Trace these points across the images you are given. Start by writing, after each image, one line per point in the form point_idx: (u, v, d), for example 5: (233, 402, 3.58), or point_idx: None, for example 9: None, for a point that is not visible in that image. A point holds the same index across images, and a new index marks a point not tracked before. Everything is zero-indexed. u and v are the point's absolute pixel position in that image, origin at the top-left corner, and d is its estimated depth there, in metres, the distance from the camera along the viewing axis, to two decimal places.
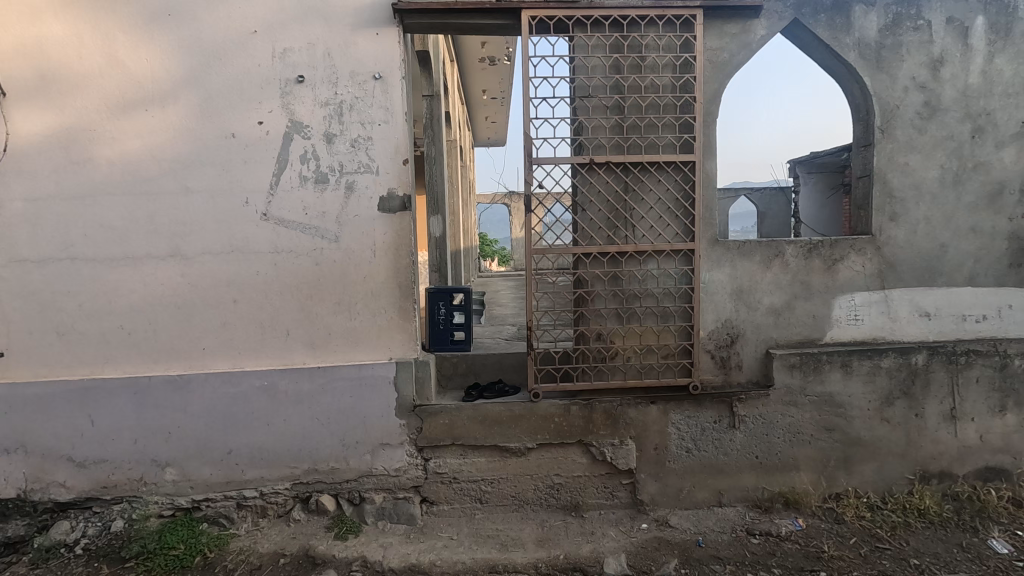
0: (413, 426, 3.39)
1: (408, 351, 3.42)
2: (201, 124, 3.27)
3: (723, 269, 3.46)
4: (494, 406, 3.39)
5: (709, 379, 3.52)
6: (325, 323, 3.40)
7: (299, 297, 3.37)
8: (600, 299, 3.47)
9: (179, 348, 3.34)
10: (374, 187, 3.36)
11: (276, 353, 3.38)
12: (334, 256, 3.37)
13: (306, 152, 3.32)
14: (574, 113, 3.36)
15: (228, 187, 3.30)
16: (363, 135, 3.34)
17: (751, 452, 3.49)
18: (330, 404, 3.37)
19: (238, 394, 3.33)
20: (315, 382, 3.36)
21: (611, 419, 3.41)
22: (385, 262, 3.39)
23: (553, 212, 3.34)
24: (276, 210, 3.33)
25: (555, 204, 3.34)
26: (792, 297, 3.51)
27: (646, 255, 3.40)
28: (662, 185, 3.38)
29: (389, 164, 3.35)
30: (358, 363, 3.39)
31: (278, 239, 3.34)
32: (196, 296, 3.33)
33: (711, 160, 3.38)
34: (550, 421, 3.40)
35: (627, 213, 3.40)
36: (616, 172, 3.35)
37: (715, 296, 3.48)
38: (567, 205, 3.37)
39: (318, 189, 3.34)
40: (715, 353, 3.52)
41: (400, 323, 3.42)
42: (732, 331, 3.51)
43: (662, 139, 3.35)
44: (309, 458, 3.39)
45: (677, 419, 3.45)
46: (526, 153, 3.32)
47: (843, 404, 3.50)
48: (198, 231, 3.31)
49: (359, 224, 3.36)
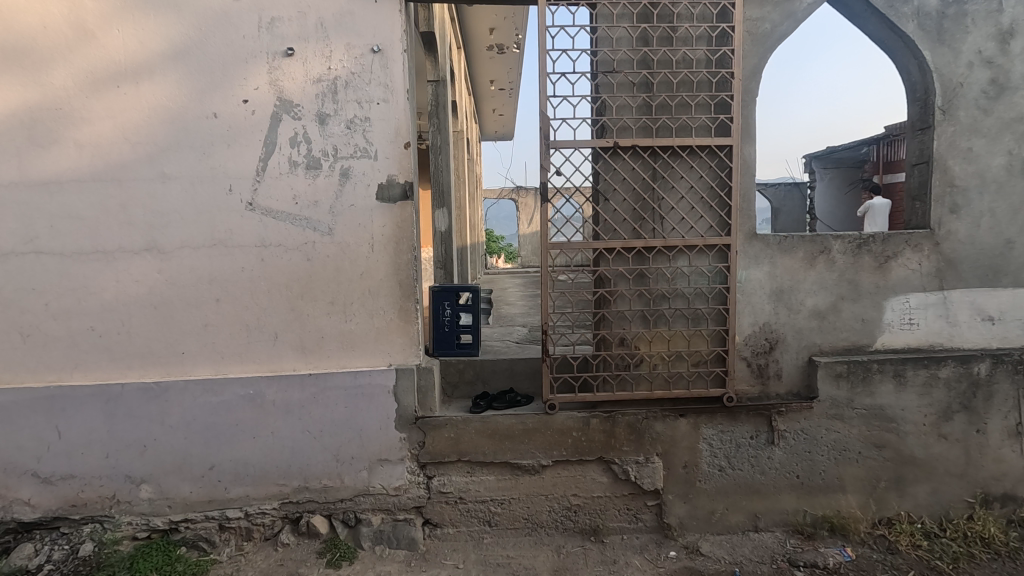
0: (415, 440, 3.05)
1: (410, 357, 3.08)
2: (180, 103, 2.93)
3: (762, 267, 3.10)
4: (505, 419, 3.04)
5: (745, 389, 3.15)
6: (317, 325, 3.06)
7: (288, 296, 3.04)
8: (623, 299, 3.10)
9: (156, 353, 3.01)
10: (371, 174, 3.01)
11: (263, 358, 3.05)
12: (327, 251, 3.03)
13: (296, 135, 2.97)
14: (597, 91, 2.98)
15: (210, 173, 2.96)
16: (360, 116, 2.99)
17: (791, 471, 3.13)
18: (323, 415, 3.03)
19: (220, 404, 3.00)
20: (306, 391, 3.02)
21: (635, 434, 3.06)
22: (384, 258, 3.05)
23: (562, 211, 2.89)
24: (263, 199, 2.99)
25: (566, 201, 2.88)
26: (838, 298, 3.14)
27: (675, 251, 3.04)
28: (695, 172, 3.02)
29: (388, 148, 3.00)
30: (354, 370, 3.05)
31: (265, 233, 3.00)
32: (175, 295, 3.00)
33: (749, 145, 3.03)
34: (568, 435, 3.05)
35: (656, 203, 3.03)
36: (643, 157, 2.99)
37: (752, 297, 3.11)
38: (579, 204, 2.91)
39: (309, 175, 2.99)
40: (752, 360, 3.15)
41: (401, 326, 3.08)
42: (771, 335, 3.14)
43: (695, 120, 3.00)
44: (299, 474, 3.05)
45: (708, 434, 3.10)
46: (542, 136, 2.96)
47: (895, 418, 3.13)
48: (177, 222, 2.98)
49: (355, 215, 3.02)
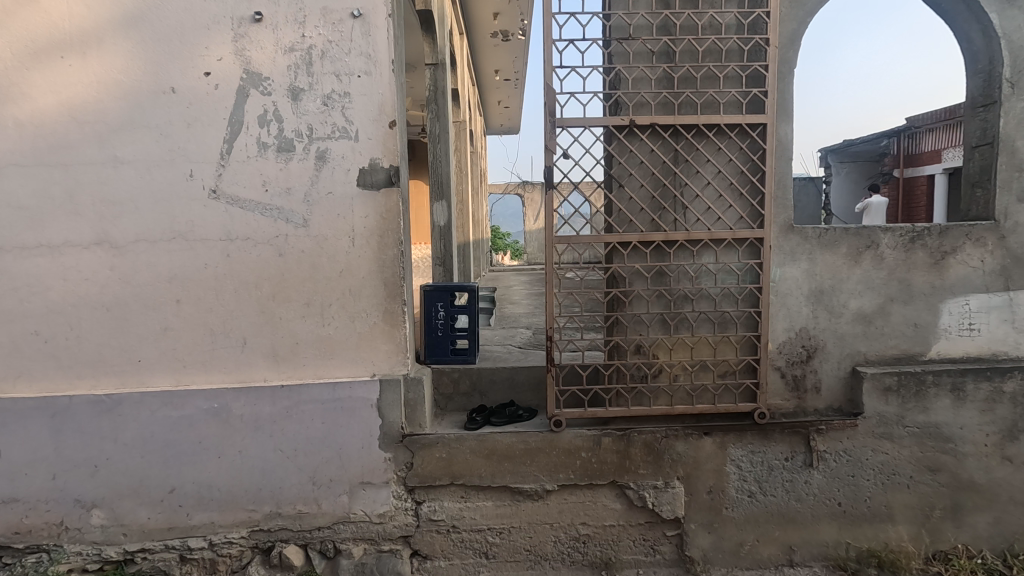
0: (402, 461, 2.69)
1: (397, 366, 2.72)
2: (133, 76, 2.56)
3: (799, 264, 2.70)
4: (504, 438, 2.67)
5: (779, 404, 2.76)
6: (292, 330, 2.69)
7: (258, 296, 2.67)
8: (640, 301, 2.70)
9: (108, 361, 2.65)
10: (351, 157, 2.64)
11: (231, 367, 2.69)
12: (302, 246, 2.66)
13: (266, 112, 2.60)
14: (610, 61, 2.58)
15: (169, 157, 2.60)
16: (338, 90, 2.61)
17: (832, 498, 2.73)
18: (297, 432, 2.67)
19: (181, 419, 2.64)
20: (278, 405, 2.66)
21: (653, 455, 2.68)
22: (366, 254, 2.68)
23: (570, 204, 2.56)
24: (228, 185, 2.62)
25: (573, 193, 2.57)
26: (886, 300, 2.74)
27: (699, 246, 2.65)
28: (723, 155, 2.63)
29: (371, 127, 2.63)
30: (333, 381, 2.69)
31: (231, 225, 2.64)
32: (130, 295, 2.64)
33: (786, 123, 2.63)
34: (576, 456, 2.67)
35: (678, 190, 2.63)
36: (664, 137, 2.60)
37: (787, 299, 2.72)
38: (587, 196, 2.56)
39: (280, 159, 2.62)
40: (787, 371, 2.75)
41: (386, 331, 2.71)
42: (809, 343, 2.74)
43: (724, 95, 2.60)
44: (271, 499, 2.69)
45: (737, 455, 2.70)
46: (548, 112, 2.57)
47: (953, 438, 2.72)
48: (131, 212, 2.61)
49: (333, 204, 2.65)
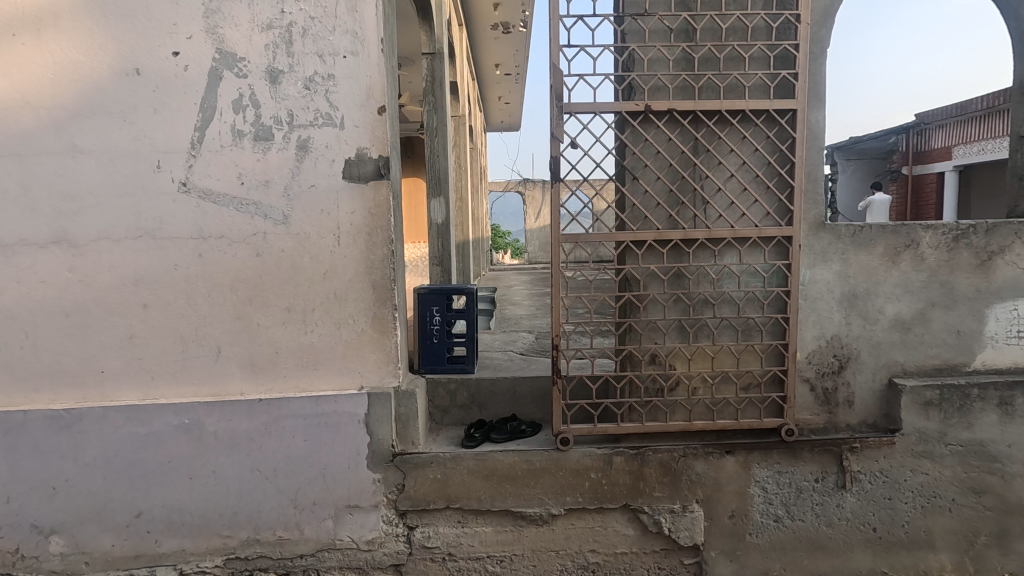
0: (392, 482, 2.44)
1: (387, 377, 2.46)
2: (94, 56, 2.30)
3: (831, 265, 2.45)
4: (505, 458, 2.42)
5: (808, 419, 2.51)
6: (271, 337, 2.44)
7: (234, 301, 2.42)
8: (655, 307, 2.45)
9: (67, 372, 2.40)
10: (336, 147, 2.38)
11: (204, 378, 2.44)
12: (281, 245, 2.41)
13: (241, 97, 2.34)
14: (623, 40, 2.33)
15: (134, 146, 2.34)
16: (321, 73, 2.35)
17: (866, 523, 2.48)
18: (276, 451, 2.42)
19: (148, 437, 2.39)
20: (256, 421, 2.41)
21: (669, 476, 2.43)
22: (353, 254, 2.43)
23: (569, 206, 2.34)
24: (200, 178, 2.36)
25: (573, 195, 2.33)
26: (926, 305, 2.48)
27: (722, 245, 2.40)
28: (748, 144, 2.37)
29: (358, 113, 2.37)
30: (316, 395, 2.43)
31: (203, 221, 2.38)
32: (91, 299, 2.38)
33: (818, 110, 2.37)
34: (584, 477, 2.43)
35: (698, 183, 2.38)
36: (683, 124, 2.34)
37: (818, 304, 2.46)
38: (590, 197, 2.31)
39: (258, 148, 2.36)
40: (818, 383, 2.50)
41: (375, 339, 2.46)
42: (841, 352, 2.49)
43: (749, 78, 2.35)
44: (248, 524, 2.44)
45: (762, 476, 2.45)
46: (554, 97, 2.31)
47: (999, 457, 2.47)
48: (92, 208, 2.35)
49: (316, 198, 2.39)
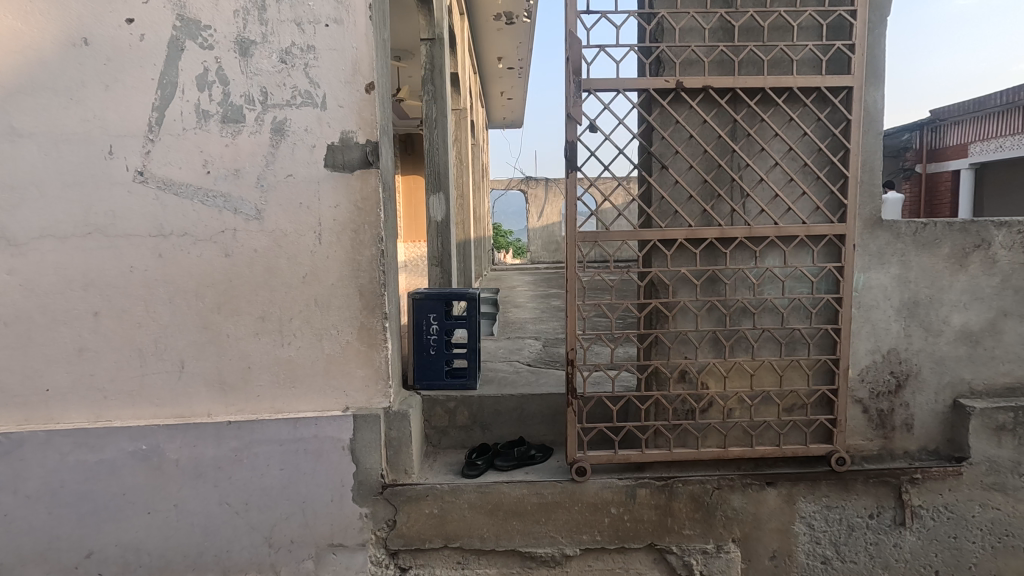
0: (382, 518, 2.12)
1: (375, 397, 2.15)
2: (34, 23, 1.97)
3: (888, 268, 2.12)
4: (512, 490, 2.10)
5: (860, 446, 2.18)
6: (242, 351, 2.12)
7: (199, 308, 2.10)
8: (686, 316, 2.13)
9: (7, 391, 2.08)
10: (317, 130, 2.05)
11: (165, 398, 2.11)
12: (254, 244, 2.08)
13: (206, 71, 2.02)
14: (652, 6, 2.00)
15: (82, 128, 2.01)
16: (300, 43, 2.02)
17: (927, 566, 2.16)
18: (248, 482, 2.09)
19: (100, 465, 2.07)
20: (224, 447, 2.09)
21: (701, 512, 2.11)
22: (337, 255, 2.10)
23: (583, 203, 2.05)
24: (158, 165, 2.04)
25: (585, 194, 2.06)
26: (998, 315, 2.15)
27: (763, 244, 2.07)
28: (795, 128, 2.05)
29: (343, 91, 2.05)
30: (294, 417, 2.11)
31: (163, 217, 2.05)
32: (33, 307, 2.06)
33: (876, 88, 2.05)
34: (603, 513, 2.10)
35: (737, 173, 2.06)
36: (720, 104, 2.02)
37: (872, 313, 2.14)
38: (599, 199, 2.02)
39: (226, 131, 2.04)
40: (872, 404, 2.17)
41: (362, 352, 2.14)
42: (899, 369, 2.16)
43: (797, 50, 2.03)
44: (216, 566, 2.11)
45: (808, 512, 2.12)
46: (571, 71, 1.99)
47: None
48: (34, 201, 2.03)
49: (293, 190, 2.07)
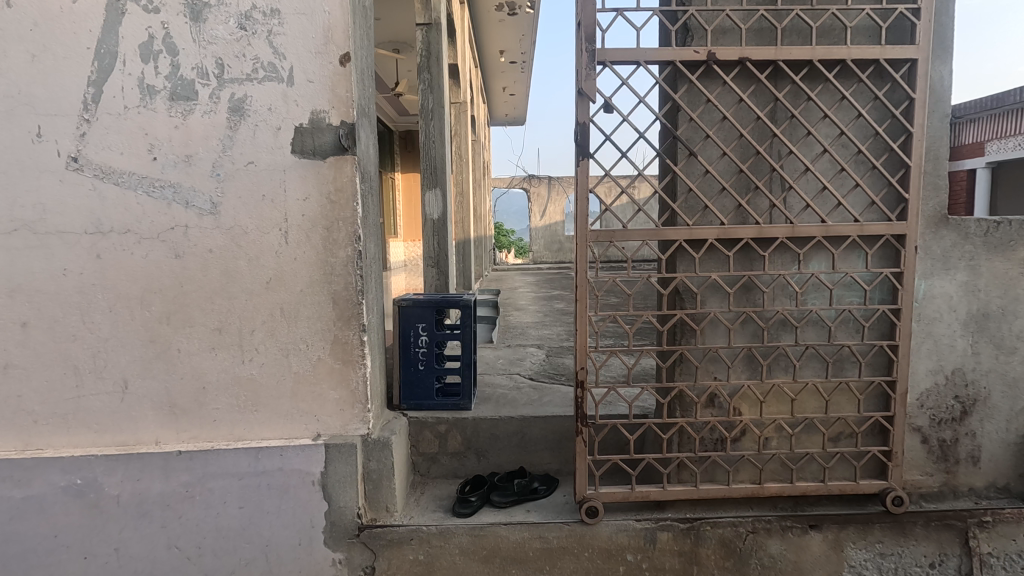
0: (359, 564, 1.81)
1: (352, 422, 1.84)
2: None
3: (953, 275, 1.81)
4: (510, 534, 1.79)
5: (917, 481, 1.87)
6: (196, 368, 1.81)
7: (145, 319, 1.79)
8: (716, 329, 1.81)
9: None
10: (283, 110, 1.75)
11: (106, 423, 1.81)
12: (209, 244, 1.77)
13: (152, 39, 1.71)
14: None
15: (6, 106, 1.70)
16: (262, 6, 1.71)
17: None
18: (201, 523, 1.78)
19: (28, 503, 1.76)
20: (174, 482, 1.78)
21: (732, 560, 1.80)
22: (306, 256, 1.79)
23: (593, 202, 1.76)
24: (95, 150, 1.73)
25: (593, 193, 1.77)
26: None
27: (808, 246, 1.76)
28: (847, 108, 1.73)
29: (315, 64, 1.74)
30: (255, 446, 1.80)
31: (101, 211, 1.74)
32: None
33: (943, 61, 1.73)
34: (618, 561, 1.79)
35: (778, 162, 1.75)
36: (759, 80, 1.71)
37: (934, 327, 1.82)
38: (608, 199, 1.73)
39: (175, 110, 1.73)
40: (932, 433, 1.86)
41: (336, 370, 1.83)
42: (965, 393, 1.85)
43: (852, 16, 1.71)
44: None
45: (859, 560, 1.81)
46: (584, 40, 1.68)
47: None
48: None
49: (255, 180, 1.76)
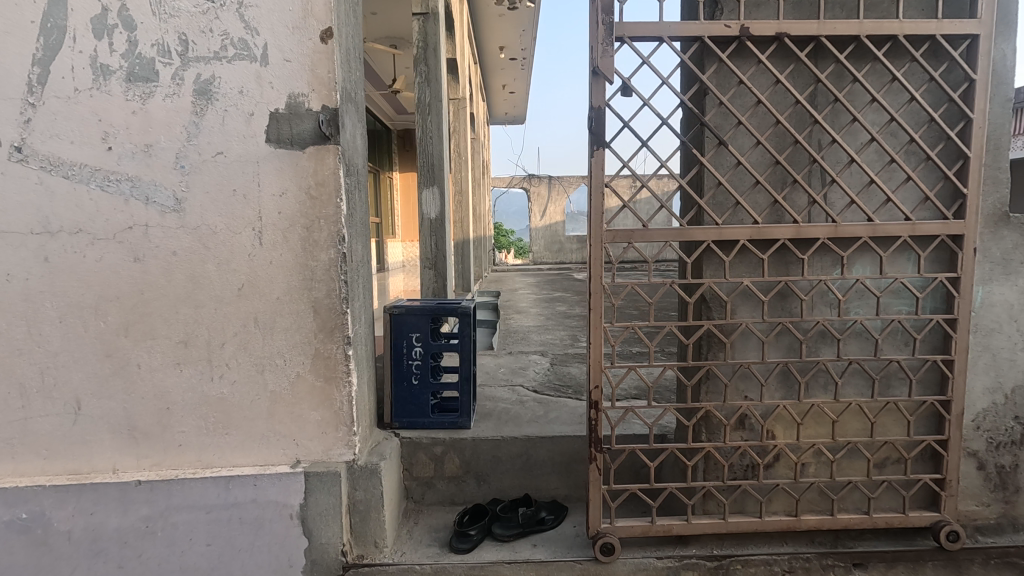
0: None
1: (336, 447, 1.63)
2: None
3: (1016, 280, 1.59)
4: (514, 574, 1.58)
5: (972, 512, 1.66)
6: (159, 387, 1.60)
7: (100, 331, 1.58)
8: (747, 342, 1.60)
9: None
10: (256, 93, 1.53)
11: (57, 449, 1.59)
12: (173, 245, 1.56)
13: (105, 12, 1.49)
14: None
15: None
16: None
17: None
18: (165, 562, 1.58)
19: None
20: (133, 516, 1.57)
21: None
22: (283, 259, 1.58)
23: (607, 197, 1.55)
24: (42, 138, 1.52)
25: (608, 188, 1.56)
26: None
27: (853, 248, 1.55)
28: (898, 91, 1.52)
29: (292, 40, 1.53)
30: (225, 475, 1.59)
31: (49, 208, 1.53)
32: None
33: (1007, 38, 1.52)
34: None
35: (818, 152, 1.54)
36: (799, 59, 1.50)
37: (992, 339, 1.61)
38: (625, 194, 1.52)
39: (133, 93, 1.52)
40: (989, 458, 1.65)
41: (318, 389, 1.62)
42: None
43: None
44: None
45: None
46: (600, 13, 1.47)
47: None
48: None
49: (224, 172, 1.55)
